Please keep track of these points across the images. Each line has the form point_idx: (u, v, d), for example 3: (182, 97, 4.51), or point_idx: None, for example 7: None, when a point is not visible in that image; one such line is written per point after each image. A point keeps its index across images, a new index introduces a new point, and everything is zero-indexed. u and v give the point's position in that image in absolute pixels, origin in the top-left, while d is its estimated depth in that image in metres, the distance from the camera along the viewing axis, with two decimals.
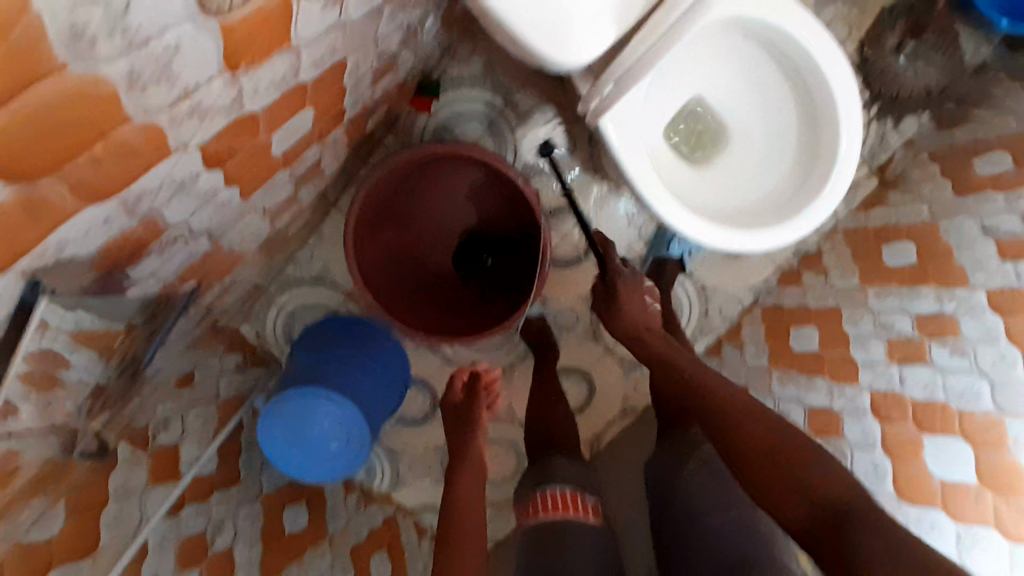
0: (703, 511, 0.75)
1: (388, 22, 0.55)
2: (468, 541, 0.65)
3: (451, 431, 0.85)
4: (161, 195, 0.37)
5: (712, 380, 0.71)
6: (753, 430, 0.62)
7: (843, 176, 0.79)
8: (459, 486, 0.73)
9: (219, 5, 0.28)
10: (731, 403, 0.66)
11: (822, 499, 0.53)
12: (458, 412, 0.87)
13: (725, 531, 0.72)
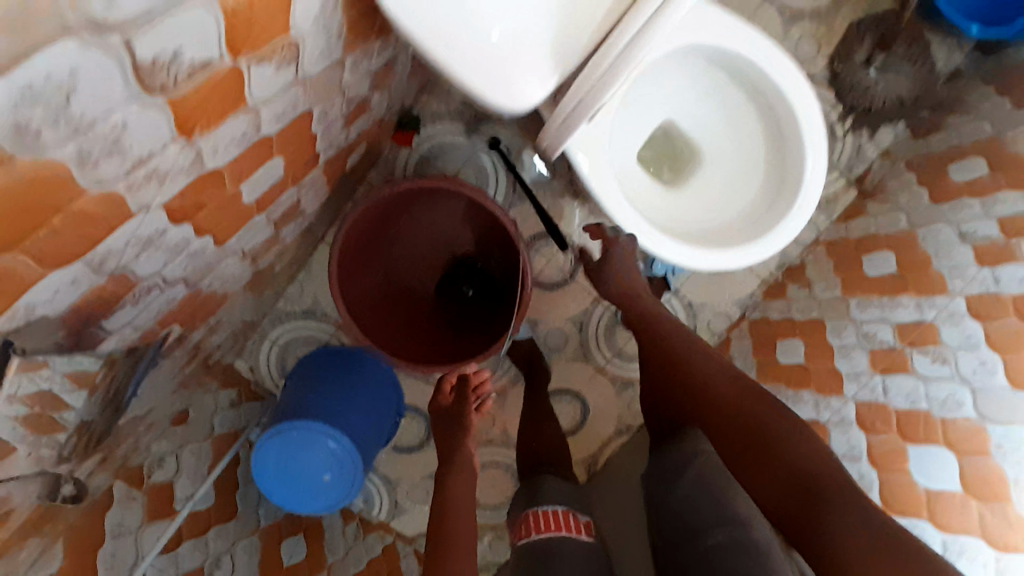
0: (702, 528, 0.70)
1: (352, 72, 0.58)
2: (458, 548, 0.68)
3: (441, 434, 0.89)
4: (127, 252, 0.39)
5: (721, 380, 0.80)
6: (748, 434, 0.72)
7: (811, 194, 0.80)
8: (449, 488, 0.77)
9: (164, 84, 0.30)
10: (735, 403, 0.76)
11: (802, 476, 0.64)
12: (447, 413, 0.90)
13: (723, 550, 0.66)
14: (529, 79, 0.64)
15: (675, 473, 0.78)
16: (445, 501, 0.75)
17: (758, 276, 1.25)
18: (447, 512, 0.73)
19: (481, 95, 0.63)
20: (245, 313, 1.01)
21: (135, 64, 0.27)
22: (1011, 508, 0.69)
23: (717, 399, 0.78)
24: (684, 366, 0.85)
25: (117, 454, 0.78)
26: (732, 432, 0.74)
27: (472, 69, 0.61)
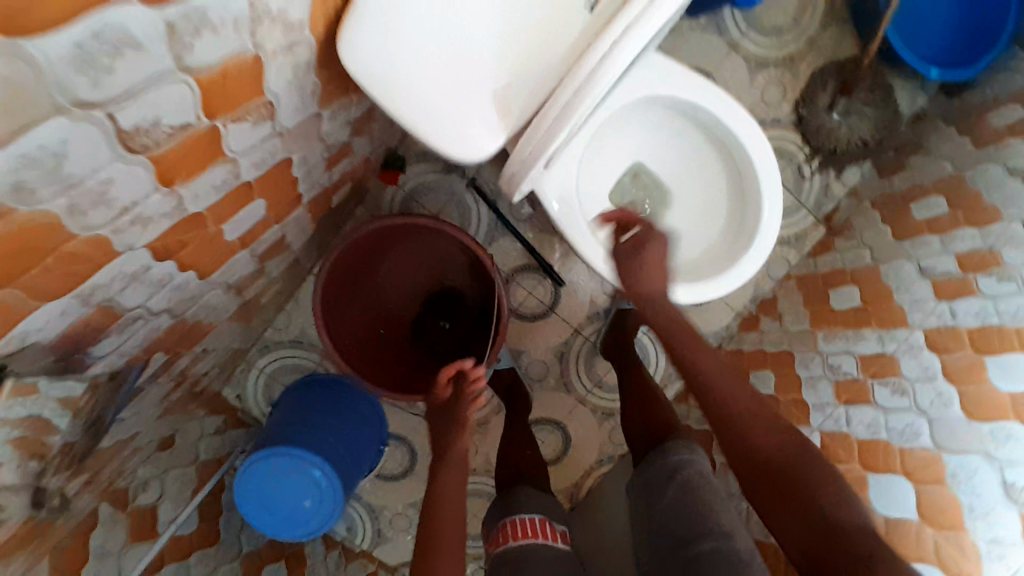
0: (692, 536, 0.71)
1: (330, 122, 0.63)
2: (444, 553, 0.67)
3: (438, 431, 0.84)
4: (113, 286, 0.43)
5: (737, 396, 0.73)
6: (770, 471, 0.65)
7: (770, 233, 0.85)
8: (438, 484, 0.74)
9: (145, 145, 0.35)
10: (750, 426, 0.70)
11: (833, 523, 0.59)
12: (445, 409, 0.85)
13: (712, 559, 0.67)
14: (483, 127, 0.60)
15: (659, 487, 0.80)
16: (438, 498, 0.73)
17: (733, 310, 1.29)
18: (438, 517, 0.71)
19: (434, 143, 0.59)
20: (232, 342, 1.05)
21: (118, 130, 0.32)
22: (965, 536, 0.70)
23: (732, 419, 0.71)
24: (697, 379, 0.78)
25: (100, 478, 0.80)
26: (744, 454, 0.69)
27: (423, 116, 0.58)
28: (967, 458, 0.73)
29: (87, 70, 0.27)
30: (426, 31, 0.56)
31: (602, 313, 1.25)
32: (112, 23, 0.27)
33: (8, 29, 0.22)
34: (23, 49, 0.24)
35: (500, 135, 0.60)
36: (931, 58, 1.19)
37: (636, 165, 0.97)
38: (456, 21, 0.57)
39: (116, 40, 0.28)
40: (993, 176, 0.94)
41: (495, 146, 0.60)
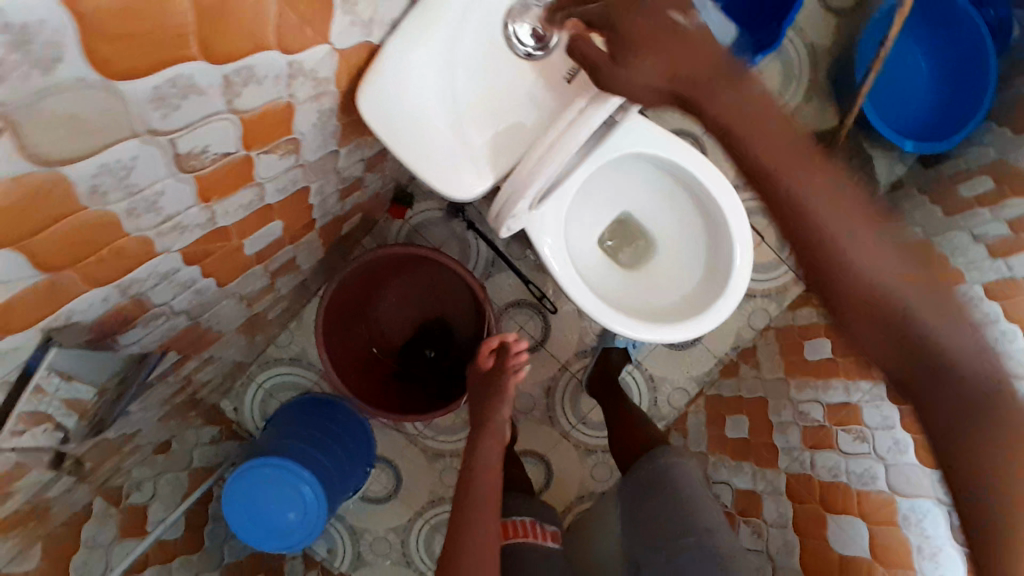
0: (681, 533, 0.88)
1: (345, 159, 0.71)
2: (484, 518, 0.75)
3: (476, 400, 0.91)
4: (147, 282, 0.51)
5: (939, 307, 0.50)
6: (1005, 437, 0.46)
7: (740, 283, 0.92)
8: (479, 452, 0.84)
9: (194, 165, 0.43)
10: (968, 364, 0.48)
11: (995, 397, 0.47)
12: (484, 379, 0.92)
13: (696, 550, 0.84)
14: (474, 170, 0.67)
15: (648, 486, 0.98)
16: (477, 461, 0.82)
17: (713, 355, 1.31)
18: (476, 476, 0.80)
19: (429, 182, 0.65)
20: (235, 354, 1.11)
21: (175, 153, 0.40)
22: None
23: (938, 352, 0.49)
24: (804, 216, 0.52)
25: (101, 471, 0.86)
26: (944, 399, 0.49)
27: (421, 159, 0.64)
28: (918, 501, 0.75)
29: (160, 106, 0.35)
30: (431, 86, 0.62)
31: (589, 351, 1.31)
32: (183, 74, 0.35)
33: (110, 75, 0.30)
34: (119, 89, 0.31)
35: (490, 178, 0.68)
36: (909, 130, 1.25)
37: (622, 215, 1.05)
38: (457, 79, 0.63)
39: (184, 86, 0.36)
40: (960, 242, 0.98)
41: (484, 188, 0.67)
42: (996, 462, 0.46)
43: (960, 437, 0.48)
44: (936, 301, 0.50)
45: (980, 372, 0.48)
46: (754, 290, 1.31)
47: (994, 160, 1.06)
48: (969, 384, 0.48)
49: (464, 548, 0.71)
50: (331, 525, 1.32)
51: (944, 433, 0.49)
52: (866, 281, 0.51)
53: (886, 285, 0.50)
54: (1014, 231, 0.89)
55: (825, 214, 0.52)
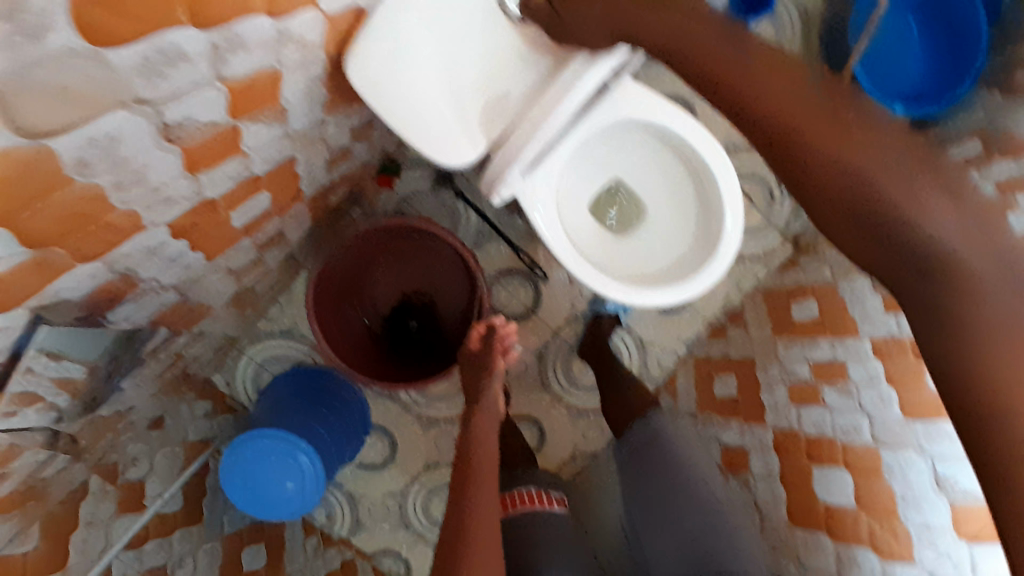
0: (674, 490, 0.91)
1: (333, 127, 0.69)
2: (483, 483, 0.77)
3: (470, 380, 0.96)
4: (134, 257, 0.49)
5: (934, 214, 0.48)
6: (986, 322, 0.45)
7: (731, 247, 0.92)
8: (476, 423, 0.87)
9: (180, 136, 0.41)
10: (958, 249, 0.47)
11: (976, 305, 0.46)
12: (474, 361, 0.96)
13: (690, 509, 0.88)
14: (466, 136, 0.66)
15: (641, 449, 1.00)
16: (477, 435, 0.85)
17: (703, 318, 1.34)
18: (476, 445, 0.83)
19: (421, 151, 0.64)
20: (226, 328, 1.10)
21: (160, 123, 0.38)
22: (898, 522, 0.75)
23: (921, 242, 0.48)
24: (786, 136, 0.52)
25: (97, 448, 0.85)
26: (929, 290, 0.48)
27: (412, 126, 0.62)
28: (901, 453, 0.78)
29: (146, 74, 0.34)
30: (425, 51, 0.61)
31: (580, 317, 1.31)
32: (170, 40, 0.34)
33: (97, 41, 0.30)
34: (105, 57, 0.31)
35: (482, 143, 0.67)
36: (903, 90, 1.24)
37: (613, 181, 1.03)
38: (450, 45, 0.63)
39: (170, 52, 0.34)
40: None
41: (475, 154, 0.66)
42: (979, 352, 0.45)
43: (939, 331, 0.47)
44: (929, 186, 0.48)
45: (971, 255, 0.47)
46: (743, 253, 1.32)
47: (984, 123, 1.08)
48: (951, 277, 0.47)
49: (473, 513, 0.73)
50: (329, 492, 1.34)
51: (932, 328, 0.48)
52: (847, 179, 0.50)
53: (872, 180, 0.49)
54: (1001, 192, 0.91)
55: (800, 121, 0.52)
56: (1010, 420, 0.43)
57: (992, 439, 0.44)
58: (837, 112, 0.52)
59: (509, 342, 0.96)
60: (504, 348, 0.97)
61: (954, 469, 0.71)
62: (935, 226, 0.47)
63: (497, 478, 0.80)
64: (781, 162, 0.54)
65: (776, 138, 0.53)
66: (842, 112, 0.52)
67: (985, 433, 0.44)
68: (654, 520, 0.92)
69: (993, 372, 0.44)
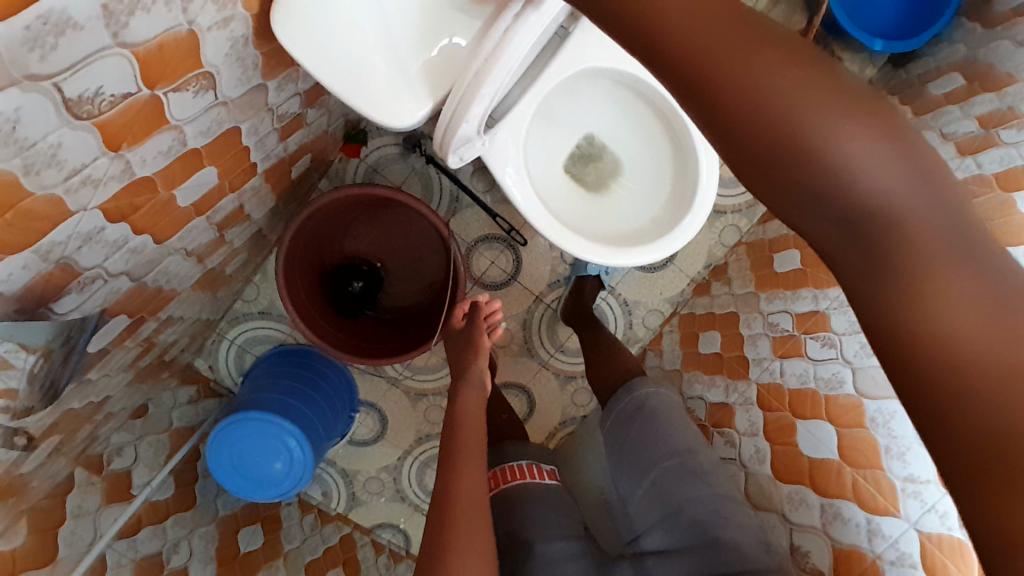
0: (655, 458, 0.92)
1: (277, 93, 0.66)
2: (467, 455, 0.77)
3: (456, 358, 0.96)
4: (71, 245, 0.47)
5: (873, 158, 0.33)
6: (936, 290, 0.32)
7: (708, 193, 0.90)
8: (461, 408, 0.86)
9: (89, 111, 0.38)
10: (899, 200, 0.33)
11: (925, 277, 0.33)
12: (461, 338, 0.97)
13: (671, 473, 0.90)
14: (412, 98, 0.60)
15: (630, 417, 0.99)
16: (462, 416, 0.85)
17: (686, 275, 1.32)
18: (462, 424, 0.83)
19: (366, 114, 0.59)
20: (200, 312, 1.08)
21: (64, 99, 0.36)
22: (882, 474, 0.75)
23: (853, 192, 0.33)
24: (683, 51, 0.35)
25: (76, 440, 0.84)
26: (866, 258, 0.34)
27: (349, 88, 0.57)
28: (885, 403, 0.77)
29: (35, 47, 0.31)
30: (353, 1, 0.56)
31: (562, 281, 1.30)
32: (53, 8, 0.31)
33: None
34: None
35: (428, 102, 0.61)
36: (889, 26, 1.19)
37: (586, 138, 1.00)
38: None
39: (59, 21, 0.32)
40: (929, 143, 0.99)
41: (424, 114, 0.61)
42: (934, 327, 0.32)
43: (888, 303, 0.34)
44: (856, 112, 0.33)
45: (917, 212, 0.33)
46: (724, 207, 1.31)
47: (963, 59, 1.05)
48: (899, 238, 0.33)
49: (458, 500, 0.72)
50: (322, 470, 1.34)
51: (876, 300, 0.34)
52: (755, 106, 0.33)
53: (786, 108, 0.33)
54: (980, 128, 0.89)
55: (691, 33, 0.35)
56: (990, 401, 0.30)
57: (973, 440, 0.31)
58: (734, 12, 0.35)
59: (495, 321, 0.98)
60: (490, 326, 0.98)
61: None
62: (868, 169, 0.33)
63: (485, 458, 0.79)
64: (672, 93, 0.37)
65: (658, 59, 0.36)
66: (738, 12, 0.35)
67: (953, 427, 0.31)
68: (648, 480, 0.93)
69: (955, 348, 0.32)
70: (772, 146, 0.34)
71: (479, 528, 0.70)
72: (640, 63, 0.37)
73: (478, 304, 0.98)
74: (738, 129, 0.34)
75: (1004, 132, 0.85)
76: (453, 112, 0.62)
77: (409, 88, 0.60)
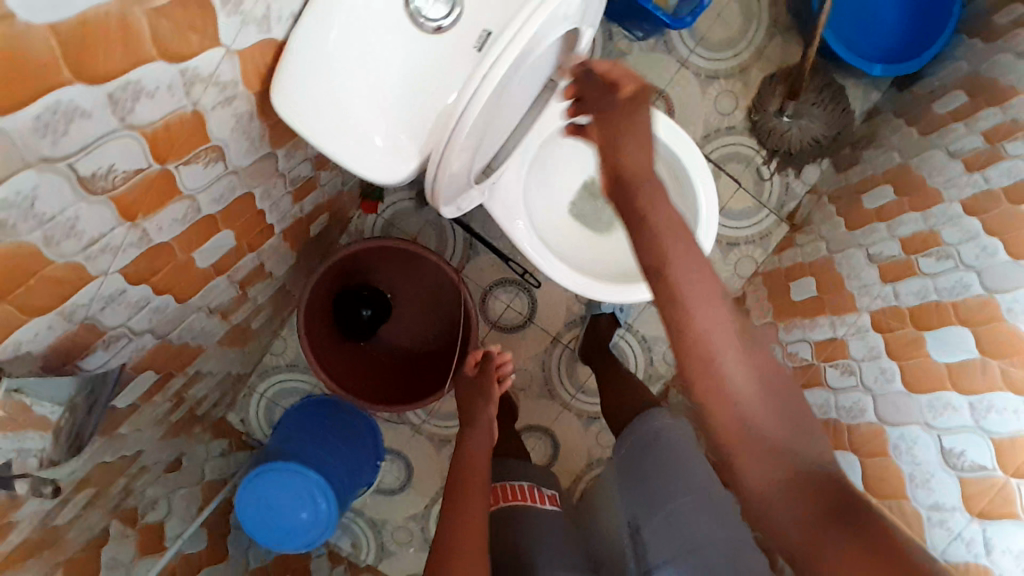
0: (672, 493, 0.87)
1: (287, 159, 0.72)
2: (473, 493, 0.78)
3: (466, 401, 0.97)
4: (94, 306, 0.52)
5: (800, 444, 0.53)
6: (841, 546, 0.48)
7: (709, 224, 0.92)
8: (468, 444, 0.88)
9: (103, 186, 0.44)
10: (804, 464, 0.52)
11: (836, 528, 0.49)
12: (471, 384, 0.99)
13: (685, 509, 0.83)
14: (394, 153, 0.61)
15: (643, 449, 0.96)
16: (468, 454, 0.86)
17: None
18: (466, 463, 0.84)
19: (354, 169, 0.61)
20: (230, 366, 1.13)
21: (78, 176, 0.41)
22: (905, 502, 0.73)
23: (783, 456, 0.52)
24: (698, 342, 0.53)
25: (110, 493, 0.88)
26: (803, 497, 0.51)
27: (336, 139, 0.59)
28: (907, 430, 0.76)
29: (48, 134, 0.36)
30: (338, 66, 0.57)
31: (578, 320, 1.31)
32: (62, 99, 0.36)
33: None
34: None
35: (409, 157, 0.61)
36: (887, 49, 1.20)
37: (590, 180, 1.04)
38: (365, 49, 0.57)
39: (67, 111, 0.37)
40: (936, 161, 0.98)
41: (404, 168, 0.61)
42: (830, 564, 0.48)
43: (797, 535, 0.50)
44: (780, 414, 0.53)
45: (818, 478, 0.52)
46: (737, 239, 1.31)
47: (965, 78, 1.05)
48: (802, 480, 0.51)
49: (456, 542, 0.72)
50: (351, 521, 1.35)
51: (791, 523, 0.51)
52: (730, 396, 0.53)
53: (742, 402, 0.53)
54: (987, 143, 0.88)
55: (705, 325, 0.53)
56: None
57: None
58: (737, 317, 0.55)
59: (504, 370, 1.01)
60: (499, 376, 1.01)
61: (963, 441, 0.69)
62: (791, 421, 0.54)
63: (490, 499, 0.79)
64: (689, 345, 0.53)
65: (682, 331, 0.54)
66: (739, 324, 0.55)
67: None
68: (662, 515, 0.86)
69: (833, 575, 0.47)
70: (734, 422, 0.53)
71: (469, 573, 0.68)
72: (670, 324, 0.55)
73: (489, 355, 1.01)
74: (715, 410, 0.53)
75: (1010, 144, 0.84)
76: (434, 157, 0.61)
77: (389, 145, 0.60)
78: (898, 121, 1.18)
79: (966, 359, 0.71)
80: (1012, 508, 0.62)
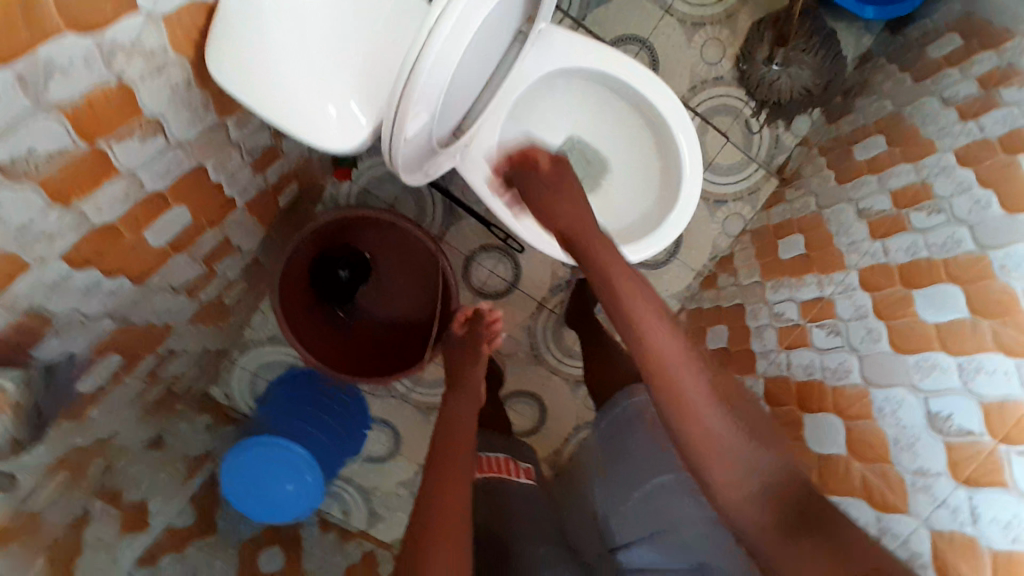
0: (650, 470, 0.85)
1: (239, 129, 0.67)
2: (457, 461, 0.74)
3: (453, 365, 0.95)
4: (35, 294, 0.48)
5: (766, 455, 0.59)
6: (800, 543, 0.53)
7: (693, 181, 0.88)
8: (453, 407, 0.84)
9: (26, 171, 0.40)
10: (766, 472, 0.58)
11: (795, 527, 0.55)
12: (461, 346, 0.96)
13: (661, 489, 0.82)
14: (348, 121, 0.58)
15: (620, 426, 0.93)
16: (453, 418, 0.82)
17: (692, 268, 1.30)
18: (455, 436, 0.79)
19: (305, 140, 0.57)
20: (205, 342, 1.10)
21: None
22: (890, 468, 0.72)
23: (743, 465, 0.58)
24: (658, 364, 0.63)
25: (89, 474, 0.87)
26: (765, 503, 0.57)
27: (282, 107, 0.55)
28: (893, 392, 0.75)
29: None
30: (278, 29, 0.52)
31: (563, 284, 1.28)
32: None
33: None
34: None
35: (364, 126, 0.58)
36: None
37: (569, 140, 1.00)
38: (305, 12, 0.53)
39: None
40: (929, 109, 0.94)
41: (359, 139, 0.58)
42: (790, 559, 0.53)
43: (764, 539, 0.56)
44: (740, 427, 0.60)
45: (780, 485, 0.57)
46: (725, 196, 1.28)
47: (959, 20, 1.00)
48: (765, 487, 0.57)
49: (442, 515, 0.66)
50: (343, 488, 1.35)
51: (756, 527, 0.56)
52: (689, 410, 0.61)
53: (702, 416, 0.60)
54: (981, 89, 0.85)
55: (660, 350, 0.64)
56: None
57: None
58: (693, 348, 0.66)
59: (495, 331, 0.97)
60: (490, 338, 0.97)
61: (951, 405, 0.67)
62: (762, 440, 0.60)
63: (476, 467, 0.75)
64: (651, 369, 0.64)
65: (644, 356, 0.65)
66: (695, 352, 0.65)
67: None
68: (636, 495, 0.86)
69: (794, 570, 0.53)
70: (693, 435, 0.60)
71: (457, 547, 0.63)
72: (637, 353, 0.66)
73: (479, 313, 0.98)
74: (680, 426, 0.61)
75: (1005, 90, 0.80)
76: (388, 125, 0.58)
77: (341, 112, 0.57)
78: (890, 67, 1.13)
79: (957, 319, 0.70)
80: (1000, 476, 0.61)
